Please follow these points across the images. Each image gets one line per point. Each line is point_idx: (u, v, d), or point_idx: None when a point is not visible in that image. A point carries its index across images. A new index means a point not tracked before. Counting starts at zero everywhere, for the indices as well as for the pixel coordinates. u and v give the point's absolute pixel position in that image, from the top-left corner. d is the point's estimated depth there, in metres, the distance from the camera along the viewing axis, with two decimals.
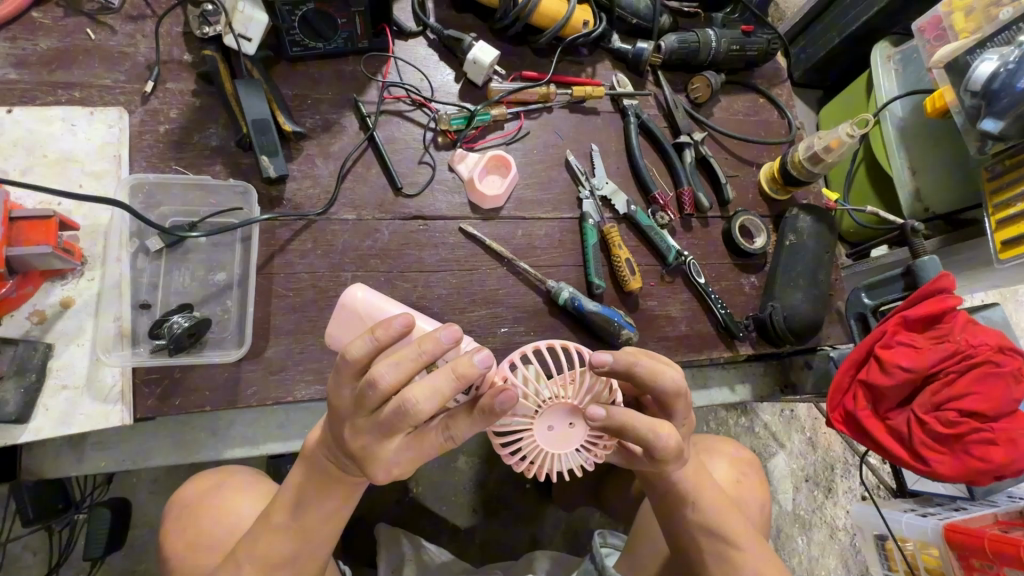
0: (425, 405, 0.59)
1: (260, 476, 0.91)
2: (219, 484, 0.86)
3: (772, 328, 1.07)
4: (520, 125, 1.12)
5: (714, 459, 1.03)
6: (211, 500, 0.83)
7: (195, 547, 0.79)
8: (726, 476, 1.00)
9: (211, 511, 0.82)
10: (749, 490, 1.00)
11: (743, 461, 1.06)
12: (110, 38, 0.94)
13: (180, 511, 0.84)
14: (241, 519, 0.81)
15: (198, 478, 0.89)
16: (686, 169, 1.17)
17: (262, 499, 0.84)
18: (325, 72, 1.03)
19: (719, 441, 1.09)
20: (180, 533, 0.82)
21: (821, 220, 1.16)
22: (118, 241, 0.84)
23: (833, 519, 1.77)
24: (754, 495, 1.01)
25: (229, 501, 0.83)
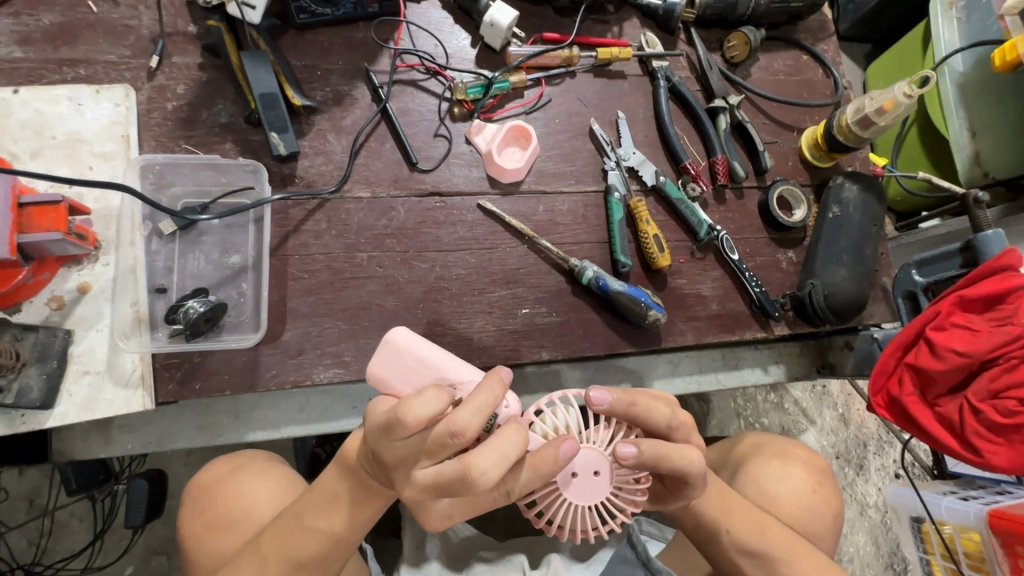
0: (490, 473, 0.56)
1: (274, 461, 0.90)
2: (234, 471, 0.85)
3: (811, 307, 1.01)
4: (541, 93, 1.05)
5: (786, 466, 0.99)
6: (231, 481, 0.84)
7: (216, 529, 0.80)
8: (799, 488, 0.97)
9: (226, 496, 0.82)
10: (822, 501, 0.97)
11: (820, 473, 1.01)
12: (113, 11, 0.91)
13: (197, 493, 0.84)
14: (262, 506, 0.81)
15: (214, 464, 0.88)
16: (721, 137, 1.08)
17: (280, 488, 0.84)
18: (334, 40, 0.97)
19: (790, 445, 1.04)
20: (197, 516, 0.82)
21: (869, 189, 1.07)
22: (131, 224, 0.82)
23: (864, 497, 1.72)
24: (828, 508, 0.97)
25: (244, 487, 0.83)
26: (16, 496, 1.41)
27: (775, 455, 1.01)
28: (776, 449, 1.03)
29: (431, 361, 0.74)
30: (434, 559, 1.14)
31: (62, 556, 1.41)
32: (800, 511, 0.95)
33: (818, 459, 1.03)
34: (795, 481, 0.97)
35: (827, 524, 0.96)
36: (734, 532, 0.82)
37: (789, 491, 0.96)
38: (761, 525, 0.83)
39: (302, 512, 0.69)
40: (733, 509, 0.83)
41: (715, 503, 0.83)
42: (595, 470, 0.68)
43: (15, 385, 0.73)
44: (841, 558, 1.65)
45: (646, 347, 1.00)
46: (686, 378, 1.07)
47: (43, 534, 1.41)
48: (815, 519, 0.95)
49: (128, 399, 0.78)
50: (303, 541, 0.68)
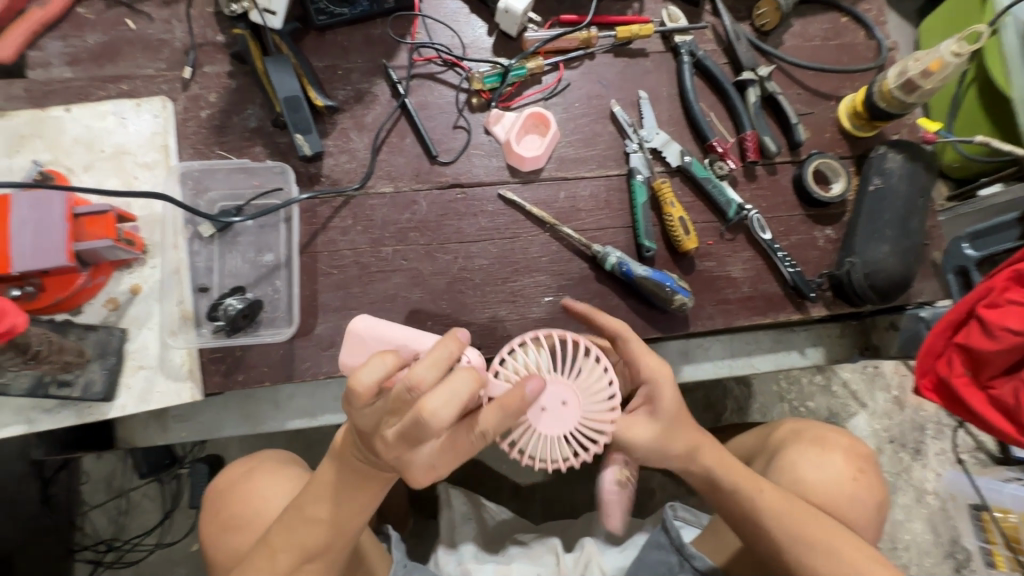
0: (443, 414, 0.56)
1: (286, 462, 0.93)
2: (248, 471, 0.90)
3: (850, 287, 0.96)
4: (560, 77, 1.03)
5: (824, 454, 0.95)
6: (247, 482, 0.88)
7: (233, 526, 0.85)
8: (835, 478, 0.93)
9: (241, 497, 0.87)
10: (864, 490, 0.94)
11: (860, 460, 0.96)
12: (149, 27, 0.96)
13: (217, 493, 0.89)
14: (275, 505, 0.85)
15: (230, 467, 0.93)
16: (751, 111, 1.04)
17: (290, 487, 0.87)
18: (354, 39, 0.99)
19: (826, 430, 1.00)
20: (216, 514, 0.87)
21: (916, 158, 0.99)
22: (174, 228, 0.88)
23: (922, 483, 1.60)
24: (868, 496, 0.94)
25: (259, 490, 0.86)
26: (95, 477, 1.55)
27: (813, 442, 0.97)
28: (812, 436, 0.98)
29: (390, 338, 0.81)
30: (471, 541, 1.17)
31: (138, 532, 1.54)
32: (838, 502, 0.92)
33: (859, 446, 0.98)
34: (831, 471, 0.94)
35: (868, 513, 0.93)
36: (757, 512, 0.83)
37: (824, 480, 0.93)
38: (787, 508, 0.83)
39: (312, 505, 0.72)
40: (755, 490, 0.84)
41: (735, 484, 0.85)
42: (564, 401, 0.79)
43: (80, 380, 0.80)
44: (896, 546, 1.56)
45: (674, 331, 0.98)
46: (715, 362, 1.05)
47: (121, 512, 1.55)
48: (853, 509, 0.92)
49: (179, 391, 0.84)
50: (316, 532, 0.72)
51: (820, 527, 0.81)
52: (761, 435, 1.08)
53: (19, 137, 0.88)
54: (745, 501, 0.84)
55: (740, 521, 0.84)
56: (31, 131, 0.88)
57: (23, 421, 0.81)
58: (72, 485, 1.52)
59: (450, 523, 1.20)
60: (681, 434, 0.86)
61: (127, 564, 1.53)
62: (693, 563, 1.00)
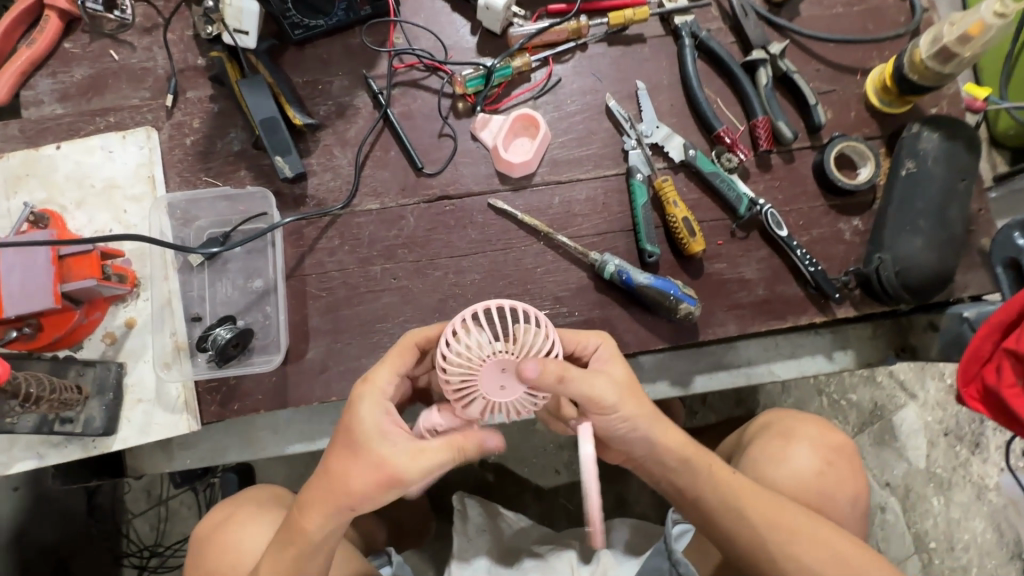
0: (381, 376, 0.68)
1: (267, 501, 0.91)
2: (224, 521, 0.88)
3: (879, 286, 0.87)
4: (550, 73, 0.97)
5: (792, 447, 0.87)
6: (222, 531, 0.87)
7: None
8: (805, 469, 0.85)
9: (215, 550, 0.85)
10: (841, 483, 0.85)
11: (832, 449, 0.88)
12: (132, 56, 0.95)
13: (197, 547, 0.88)
14: (245, 552, 0.83)
15: (211, 513, 0.91)
16: (762, 94, 0.94)
17: (257, 527, 0.85)
18: (333, 51, 0.96)
19: (796, 421, 0.92)
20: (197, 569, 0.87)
21: (956, 136, 0.88)
22: (163, 261, 0.88)
23: (983, 478, 1.37)
24: (842, 487, 0.85)
25: (235, 537, 0.85)
26: (138, 485, 1.39)
27: (779, 433, 0.90)
28: (780, 428, 0.91)
29: None
30: (484, 554, 1.09)
31: (180, 537, 1.38)
32: (810, 495, 0.83)
33: (831, 434, 0.90)
34: (797, 462, 0.85)
35: (844, 507, 0.84)
36: (744, 520, 0.71)
37: (795, 473, 0.84)
38: (777, 516, 0.71)
39: (296, 528, 0.66)
40: (745, 495, 0.72)
41: (718, 489, 0.73)
42: (502, 368, 0.64)
43: (81, 416, 0.82)
44: (954, 546, 1.34)
45: (682, 340, 0.91)
46: (732, 371, 0.98)
47: (162, 520, 1.38)
48: (829, 503, 0.83)
49: (176, 423, 0.85)
50: (295, 557, 0.66)
51: (815, 533, 0.70)
52: (739, 434, 0.99)
53: (16, 178, 0.90)
54: (732, 507, 0.72)
55: (721, 531, 0.72)
56: (25, 171, 0.90)
57: (34, 455, 0.83)
58: (116, 493, 1.37)
59: (463, 536, 1.12)
60: (646, 426, 0.71)
61: (171, 571, 1.36)
62: (678, 573, 0.91)
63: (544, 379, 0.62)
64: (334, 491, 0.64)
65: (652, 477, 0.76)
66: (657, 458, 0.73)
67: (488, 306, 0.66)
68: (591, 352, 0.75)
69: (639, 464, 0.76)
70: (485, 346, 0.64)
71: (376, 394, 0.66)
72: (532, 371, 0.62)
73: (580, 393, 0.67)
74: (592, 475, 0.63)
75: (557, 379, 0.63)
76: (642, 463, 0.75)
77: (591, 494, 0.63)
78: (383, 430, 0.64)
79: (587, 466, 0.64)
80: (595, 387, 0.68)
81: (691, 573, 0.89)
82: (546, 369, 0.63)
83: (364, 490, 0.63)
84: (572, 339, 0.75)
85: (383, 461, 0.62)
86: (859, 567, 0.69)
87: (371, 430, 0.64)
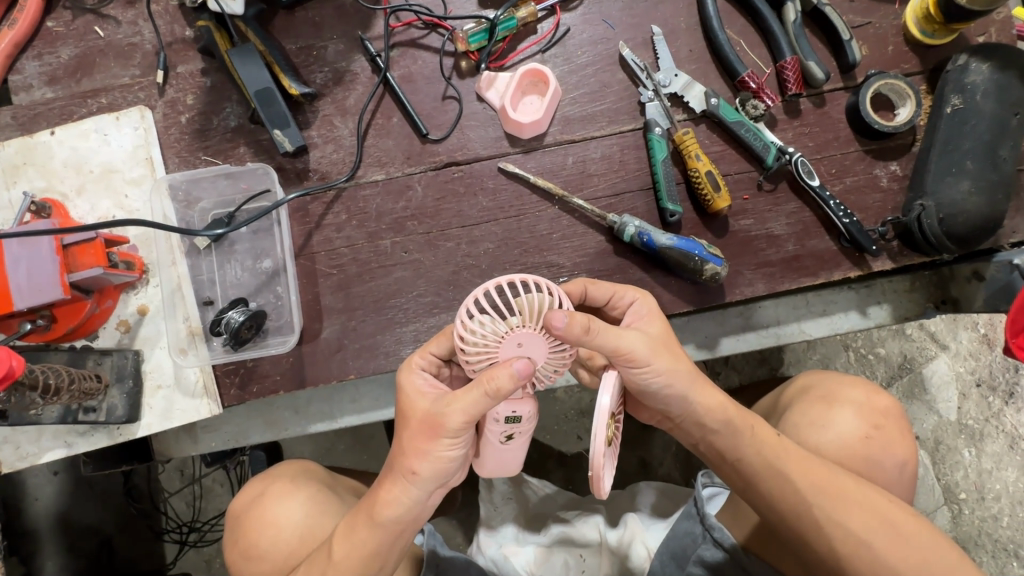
0: (418, 358, 0.69)
1: (300, 476, 0.90)
2: (261, 496, 0.88)
3: (921, 236, 0.81)
4: (557, 23, 0.90)
5: (833, 412, 0.84)
6: (255, 513, 0.86)
7: (251, 556, 0.85)
8: (849, 434, 0.82)
9: (255, 526, 0.85)
10: (885, 447, 0.82)
11: (878, 413, 0.84)
12: (117, 31, 0.91)
13: (234, 520, 0.89)
14: (285, 531, 0.83)
15: (246, 486, 0.92)
16: (791, 31, 0.86)
17: (296, 504, 0.85)
18: (325, 12, 0.90)
19: (840, 384, 0.88)
20: (234, 544, 0.87)
21: (1009, 65, 0.80)
22: (168, 246, 0.86)
23: (1017, 428, 1.33)
24: (890, 452, 0.82)
25: (272, 512, 0.85)
26: (170, 465, 1.41)
27: (820, 398, 0.86)
28: (820, 392, 0.87)
29: None
30: (511, 522, 1.09)
31: (214, 513, 1.40)
32: (857, 462, 0.81)
33: (878, 397, 0.86)
34: (841, 428, 0.82)
35: (890, 471, 0.81)
36: (785, 481, 0.69)
37: (836, 439, 0.81)
38: (823, 482, 0.68)
39: (370, 507, 0.66)
40: (786, 454, 0.70)
41: (761, 450, 0.70)
42: (520, 341, 0.61)
43: (104, 405, 0.82)
44: (983, 497, 1.32)
45: (707, 302, 0.87)
46: (761, 331, 0.94)
47: (196, 497, 1.40)
48: (876, 470, 0.81)
49: (197, 407, 0.85)
50: (367, 538, 0.66)
51: (859, 497, 0.67)
52: (775, 398, 0.97)
53: (14, 167, 0.87)
54: (774, 465, 0.69)
55: (759, 492, 0.71)
56: (22, 159, 0.88)
57: (63, 445, 0.84)
58: (151, 475, 1.39)
59: (490, 504, 1.10)
60: (684, 385, 0.70)
61: (210, 545, 1.40)
62: (713, 535, 0.89)
63: (572, 331, 0.59)
64: (399, 450, 0.65)
65: (692, 436, 0.75)
66: (698, 420, 0.72)
67: (496, 281, 0.62)
68: (627, 305, 0.74)
69: (681, 424, 0.76)
70: (499, 322, 0.61)
71: (411, 368, 0.69)
72: (560, 323, 0.59)
73: (609, 345, 0.65)
74: (604, 418, 0.61)
75: (584, 330, 0.60)
76: (683, 425, 0.75)
77: (597, 436, 0.61)
78: (422, 391, 0.66)
79: (601, 413, 0.62)
80: (621, 338, 0.65)
81: (725, 536, 0.89)
82: (571, 319, 0.59)
83: (419, 444, 0.63)
84: (606, 291, 0.75)
85: (428, 414, 0.63)
86: (907, 535, 0.65)
87: (409, 393, 0.66)
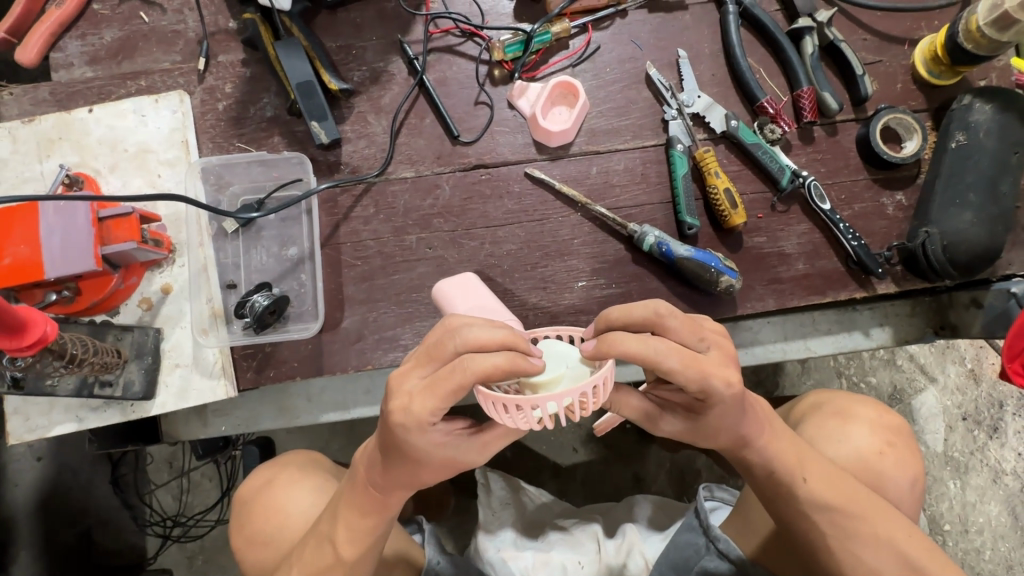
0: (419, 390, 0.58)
1: (309, 466, 0.91)
2: (270, 483, 0.88)
3: (925, 261, 0.85)
4: (588, 40, 0.94)
5: (847, 427, 0.86)
6: (264, 499, 0.86)
7: (255, 543, 0.84)
8: (863, 449, 0.84)
9: (263, 512, 0.85)
10: (898, 464, 0.84)
11: (888, 431, 0.87)
12: (162, 18, 0.93)
13: (241, 505, 0.88)
14: (292, 518, 0.83)
15: (257, 472, 0.92)
16: (807, 63, 0.91)
17: (305, 491, 0.85)
18: (366, 15, 0.94)
19: (851, 402, 0.91)
20: (240, 529, 0.87)
21: (1010, 107, 0.85)
22: (198, 227, 0.87)
23: (999, 462, 1.36)
24: (902, 470, 0.84)
25: (281, 499, 0.85)
26: (159, 456, 1.38)
27: (835, 413, 0.89)
28: (833, 408, 0.90)
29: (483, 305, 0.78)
30: (509, 527, 1.09)
31: (201, 508, 1.37)
32: (868, 475, 0.82)
33: (887, 416, 0.89)
34: (855, 442, 0.85)
35: (904, 489, 0.83)
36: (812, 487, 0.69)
37: (852, 452, 0.84)
38: (847, 488, 0.70)
39: (384, 507, 0.67)
40: (811, 460, 0.71)
41: (790, 455, 0.71)
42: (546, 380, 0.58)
43: (121, 380, 0.82)
44: (967, 529, 1.34)
45: (719, 314, 0.90)
46: (768, 347, 0.97)
47: (183, 492, 1.37)
48: (887, 486, 0.82)
49: (213, 388, 0.85)
50: (374, 523, 0.68)
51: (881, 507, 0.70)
52: (786, 413, 0.99)
53: (48, 141, 0.89)
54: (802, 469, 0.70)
55: (789, 497, 0.70)
56: (57, 133, 0.89)
57: (73, 419, 0.84)
58: (139, 464, 1.36)
59: (488, 508, 1.12)
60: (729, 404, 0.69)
61: (193, 541, 1.36)
62: (718, 545, 0.91)
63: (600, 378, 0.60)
64: (412, 477, 0.64)
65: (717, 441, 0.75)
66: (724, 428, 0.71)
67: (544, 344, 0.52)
68: None
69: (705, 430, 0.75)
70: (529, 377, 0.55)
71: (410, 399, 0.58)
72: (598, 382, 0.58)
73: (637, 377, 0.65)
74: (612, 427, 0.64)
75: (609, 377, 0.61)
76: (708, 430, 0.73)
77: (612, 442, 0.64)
78: (433, 435, 0.60)
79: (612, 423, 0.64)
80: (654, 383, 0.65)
81: (730, 548, 0.90)
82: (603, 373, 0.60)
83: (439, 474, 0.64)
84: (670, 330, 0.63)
85: (450, 460, 0.62)
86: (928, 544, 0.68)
87: (416, 436, 0.59)
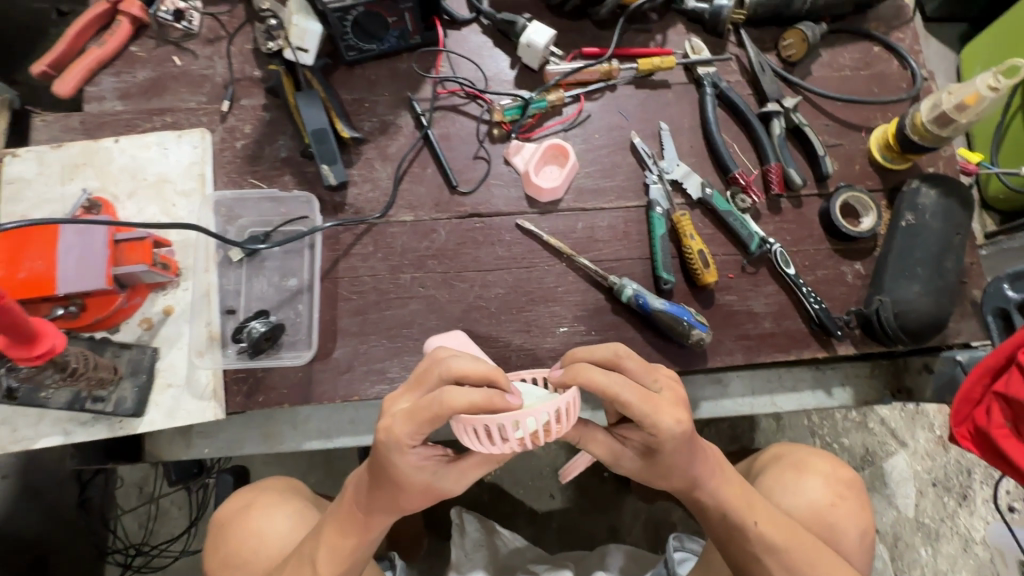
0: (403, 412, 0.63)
1: (287, 491, 0.92)
2: (248, 507, 0.89)
3: (879, 326, 0.93)
4: (580, 109, 1.04)
5: (802, 479, 0.90)
6: (240, 523, 0.87)
7: (228, 567, 0.85)
8: (817, 501, 0.88)
9: (240, 536, 0.86)
10: (848, 516, 0.88)
11: (843, 485, 0.91)
12: (193, 63, 1.02)
13: (217, 529, 0.89)
14: (268, 542, 0.84)
15: (235, 495, 0.93)
16: (775, 142, 1.02)
17: (282, 516, 0.87)
18: (380, 73, 1.03)
19: (809, 454, 0.95)
20: (214, 553, 0.87)
21: (952, 192, 0.95)
22: (206, 254, 0.93)
23: (969, 530, 1.38)
24: (852, 522, 0.88)
25: (257, 522, 0.86)
26: (130, 481, 1.39)
27: (792, 464, 0.93)
28: (792, 460, 0.94)
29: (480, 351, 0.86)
30: (481, 568, 1.10)
31: (167, 538, 1.36)
32: (819, 526, 0.87)
33: (843, 469, 0.93)
34: (809, 494, 0.89)
35: (854, 541, 0.87)
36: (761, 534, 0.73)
37: (806, 503, 0.88)
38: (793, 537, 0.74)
39: (362, 531, 0.69)
40: (760, 507, 0.75)
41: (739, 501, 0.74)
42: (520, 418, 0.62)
43: (113, 396, 0.85)
44: None
45: (691, 366, 0.96)
46: (736, 401, 1.03)
47: (151, 518, 1.37)
48: (837, 537, 0.87)
49: (203, 410, 0.88)
50: (348, 547, 0.70)
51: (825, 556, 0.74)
52: (749, 464, 1.03)
53: (73, 166, 0.95)
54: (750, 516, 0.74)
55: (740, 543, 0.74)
56: (83, 159, 0.95)
57: (60, 432, 0.86)
58: (108, 488, 1.36)
59: (462, 550, 1.13)
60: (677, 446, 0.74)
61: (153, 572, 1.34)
62: None
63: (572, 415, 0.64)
64: (391, 503, 0.67)
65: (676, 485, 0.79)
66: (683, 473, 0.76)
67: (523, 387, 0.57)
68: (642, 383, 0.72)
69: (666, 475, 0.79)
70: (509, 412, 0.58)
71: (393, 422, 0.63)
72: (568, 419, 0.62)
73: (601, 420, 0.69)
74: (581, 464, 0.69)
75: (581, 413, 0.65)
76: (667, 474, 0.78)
77: None
78: (416, 461, 0.63)
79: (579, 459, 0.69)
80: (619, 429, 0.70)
81: None
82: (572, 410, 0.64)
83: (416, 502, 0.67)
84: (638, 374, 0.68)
85: (427, 485, 0.65)
86: None
87: (398, 460, 0.62)
